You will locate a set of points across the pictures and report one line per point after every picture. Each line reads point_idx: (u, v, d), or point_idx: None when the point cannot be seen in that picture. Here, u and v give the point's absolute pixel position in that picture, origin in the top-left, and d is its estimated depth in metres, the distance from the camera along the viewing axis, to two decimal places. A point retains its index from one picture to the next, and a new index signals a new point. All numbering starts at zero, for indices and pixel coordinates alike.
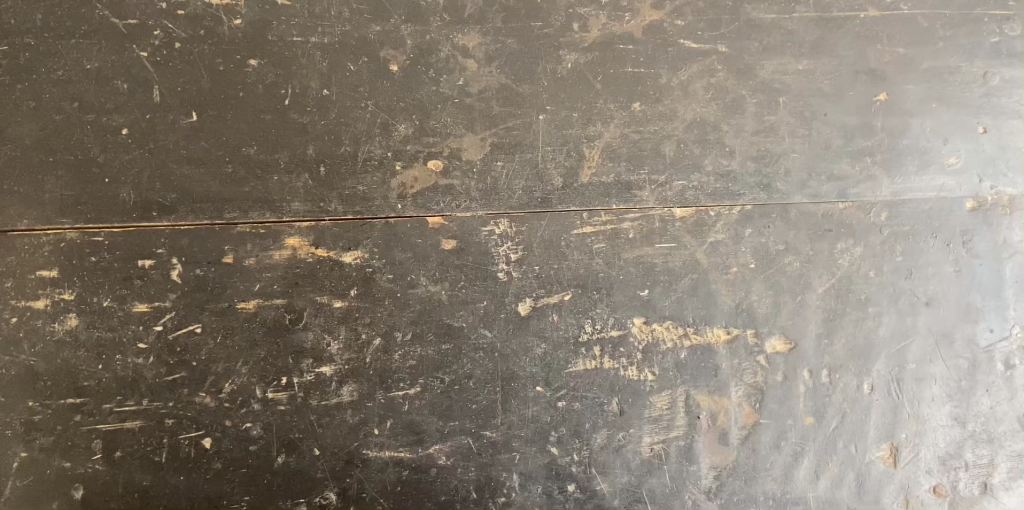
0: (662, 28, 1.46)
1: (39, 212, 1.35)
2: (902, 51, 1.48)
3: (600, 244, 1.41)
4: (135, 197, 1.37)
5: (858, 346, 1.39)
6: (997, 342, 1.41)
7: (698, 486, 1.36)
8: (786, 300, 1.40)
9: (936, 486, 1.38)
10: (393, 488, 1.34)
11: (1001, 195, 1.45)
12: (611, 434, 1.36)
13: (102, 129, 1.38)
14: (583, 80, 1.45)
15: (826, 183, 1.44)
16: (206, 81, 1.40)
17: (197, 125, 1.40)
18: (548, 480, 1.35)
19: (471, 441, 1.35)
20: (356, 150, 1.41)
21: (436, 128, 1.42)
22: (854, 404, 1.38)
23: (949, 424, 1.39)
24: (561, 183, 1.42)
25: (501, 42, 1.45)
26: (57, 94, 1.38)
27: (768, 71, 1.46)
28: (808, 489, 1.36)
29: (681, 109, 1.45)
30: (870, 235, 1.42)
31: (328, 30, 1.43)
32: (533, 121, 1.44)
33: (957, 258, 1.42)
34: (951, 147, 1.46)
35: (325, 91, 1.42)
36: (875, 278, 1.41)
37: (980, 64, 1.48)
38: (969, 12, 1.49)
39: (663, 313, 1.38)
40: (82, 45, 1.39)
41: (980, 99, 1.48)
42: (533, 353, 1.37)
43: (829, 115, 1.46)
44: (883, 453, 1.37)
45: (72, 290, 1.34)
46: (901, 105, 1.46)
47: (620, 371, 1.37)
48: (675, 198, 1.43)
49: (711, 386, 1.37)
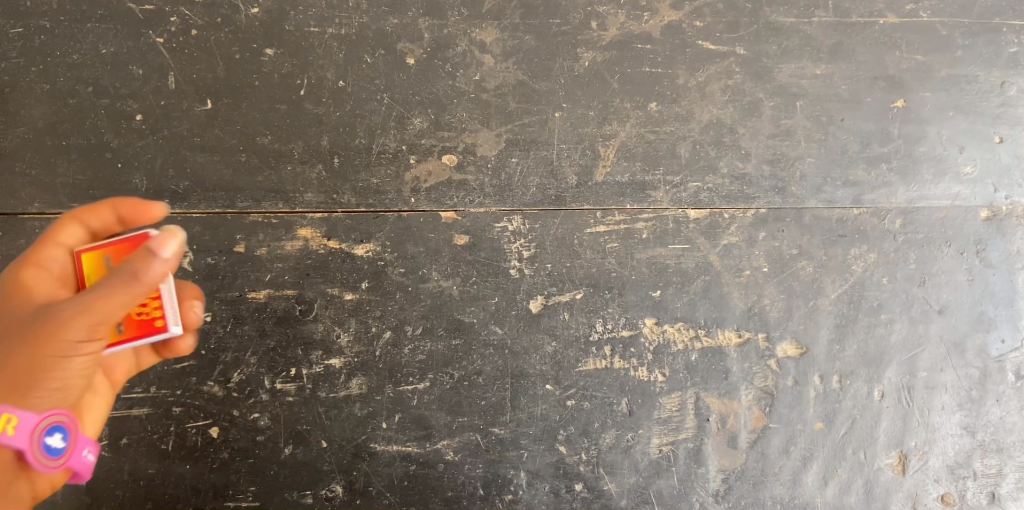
0: (680, 28, 1.46)
1: (51, 197, 1.35)
2: (921, 58, 1.48)
3: (613, 244, 1.40)
4: (148, 183, 1.36)
5: (868, 352, 1.39)
6: (1007, 353, 1.41)
7: (705, 489, 1.34)
8: (798, 305, 1.39)
9: (944, 495, 1.36)
10: (400, 482, 1.33)
11: (1016, 205, 1.45)
12: (620, 434, 1.35)
13: (116, 114, 1.38)
14: (600, 78, 1.45)
15: (840, 189, 1.44)
16: (222, 69, 1.40)
17: (212, 113, 1.39)
18: (555, 478, 1.33)
19: (480, 437, 1.34)
20: (370, 142, 1.41)
21: (451, 122, 1.42)
22: (864, 411, 1.37)
23: (958, 433, 1.38)
24: (575, 182, 1.42)
25: (519, 38, 1.45)
26: (71, 77, 1.38)
27: (785, 74, 1.47)
28: (816, 494, 1.35)
29: (698, 110, 1.45)
30: (884, 242, 1.42)
31: (345, 21, 1.43)
32: (549, 118, 1.43)
33: (970, 267, 1.42)
34: (967, 156, 1.46)
35: (341, 82, 1.41)
36: (888, 285, 1.41)
37: (998, 73, 1.48)
38: (988, 21, 1.49)
39: (675, 315, 1.38)
40: (97, 29, 1.40)
41: (998, 108, 1.47)
42: (544, 350, 1.36)
43: (846, 120, 1.46)
44: (892, 460, 1.36)
45: None
46: (919, 112, 1.46)
47: (630, 371, 1.36)
48: (689, 199, 1.42)
49: (722, 389, 1.37)
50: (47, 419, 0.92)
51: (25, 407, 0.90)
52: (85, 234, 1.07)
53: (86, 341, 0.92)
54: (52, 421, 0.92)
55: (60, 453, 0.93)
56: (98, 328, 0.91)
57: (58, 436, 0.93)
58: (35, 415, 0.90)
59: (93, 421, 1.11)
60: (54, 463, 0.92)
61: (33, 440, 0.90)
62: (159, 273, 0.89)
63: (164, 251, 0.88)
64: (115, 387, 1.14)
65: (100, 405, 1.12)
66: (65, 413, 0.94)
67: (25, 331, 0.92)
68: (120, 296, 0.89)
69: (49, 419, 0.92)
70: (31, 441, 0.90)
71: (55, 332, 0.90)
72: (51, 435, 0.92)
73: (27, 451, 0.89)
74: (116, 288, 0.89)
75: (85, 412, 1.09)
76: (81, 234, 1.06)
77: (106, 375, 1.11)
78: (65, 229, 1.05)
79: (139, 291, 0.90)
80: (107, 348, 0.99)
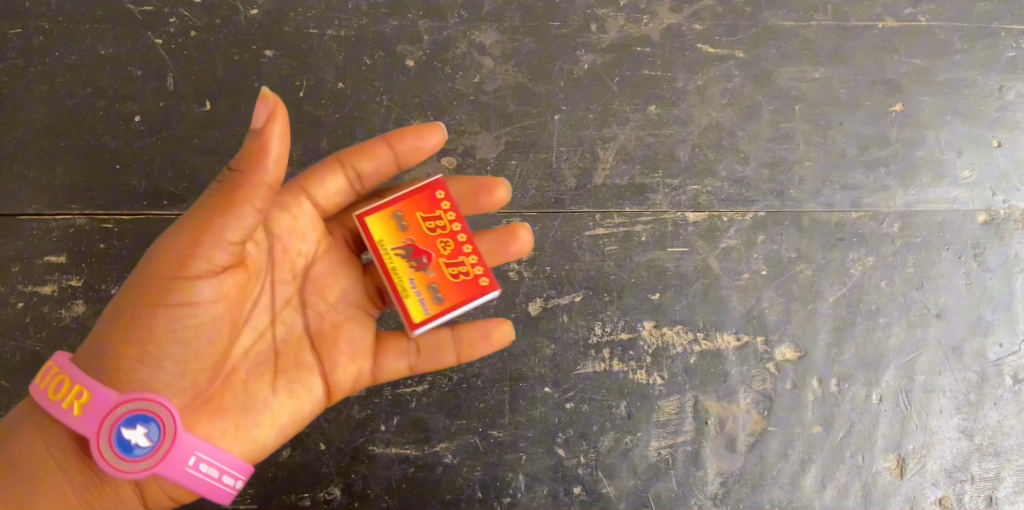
0: (680, 32, 1.48)
1: (49, 198, 1.35)
2: (919, 62, 1.49)
3: (612, 247, 1.40)
4: (147, 185, 1.36)
5: (867, 356, 1.38)
6: (1005, 357, 1.40)
7: (704, 492, 1.33)
8: (797, 307, 1.39)
9: (942, 499, 1.35)
10: (398, 484, 1.31)
11: (1013, 209, 1.45)
12: (619, 437, 1.33)
13: (115, 115, 1.38)
14: (599, 81, 1.46)
15: (839, 192, 1.44)
16: (221, 70, 1.41)
17: (211, 114, 1.39)
18: (553, 481, 1.32)
19: (478, 439, 1.33)
20: (369, 144, 1.40)
21: (451, 124, 1.42)
22: (863, 414, 1.36)
23: (957, 437, 1.37)
24: (575, 184, 1.42)
25: (519, 41, 1.46)
26: (70, 78, 1.39)
27: (784, 78, 1.48)
28: (815, 497, 1.33)
29: (697, 113, 1.45)
30: (883, 245, 1.42)
31: (345, 23, 1.44)
32: (549, 121, 1.44)
33: (968, 271, 1.42)
34: (965, 160, 1.46)
35: (341, 84, 1.42)
36: (886, 288, 1.41)
37: (996, 78, 1.49)
38: (986, 26, 1.51)
39: (675, 317, 1.38)
40: (96, 31, 1.41)
41: (996, 112, 1.48)
42: (543, 353, 1.36)
43: (844, 124, 1.47)
44: (891, 463, 1.35)
45: (80, 276, 1.32)
46: (917, 116, 1.47)
47: (630, 374, 1.36)
48: (688, 202, 1.43)
49: (721, 392, 1.35)
50: (127, 406, 0.90)
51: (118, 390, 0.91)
52: (342, 182, 1.10)
53: (195, 262, 0.88)
54: (134, 410, 0.90)
55: (142, 452, 0.90)
56: (172, 277, 0.88)
57: (138, 428, 0.90)
58: (114, 395, 0.90)
59: (265, 430, 1.00)
60: (133, 463, 0.90)
61: (101, 427, 0.89)
62: (269, 173, 0.89)
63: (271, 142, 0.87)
64: (329, 391, 1.06)
65: (290, 412, 1.02)
66: (160, 406, 0.91)
67: None
68: (233, 200, 0.88)
69: (131, 405, 0.90)
70: (100, 427, 0.89)
71: (170, 265, 0.89)
72: (131, 427, 0.90)
73: (93, 438, 0.89)
74: (233, 191, 0.88)
75: (242, 418, 0.98)
76: (340, 180, 1.10)
77: (315, 353, 1.04)
78: (325, 176, 1.08)
79: (239, 199, 0.88)
80: (429, 319, 1.04)
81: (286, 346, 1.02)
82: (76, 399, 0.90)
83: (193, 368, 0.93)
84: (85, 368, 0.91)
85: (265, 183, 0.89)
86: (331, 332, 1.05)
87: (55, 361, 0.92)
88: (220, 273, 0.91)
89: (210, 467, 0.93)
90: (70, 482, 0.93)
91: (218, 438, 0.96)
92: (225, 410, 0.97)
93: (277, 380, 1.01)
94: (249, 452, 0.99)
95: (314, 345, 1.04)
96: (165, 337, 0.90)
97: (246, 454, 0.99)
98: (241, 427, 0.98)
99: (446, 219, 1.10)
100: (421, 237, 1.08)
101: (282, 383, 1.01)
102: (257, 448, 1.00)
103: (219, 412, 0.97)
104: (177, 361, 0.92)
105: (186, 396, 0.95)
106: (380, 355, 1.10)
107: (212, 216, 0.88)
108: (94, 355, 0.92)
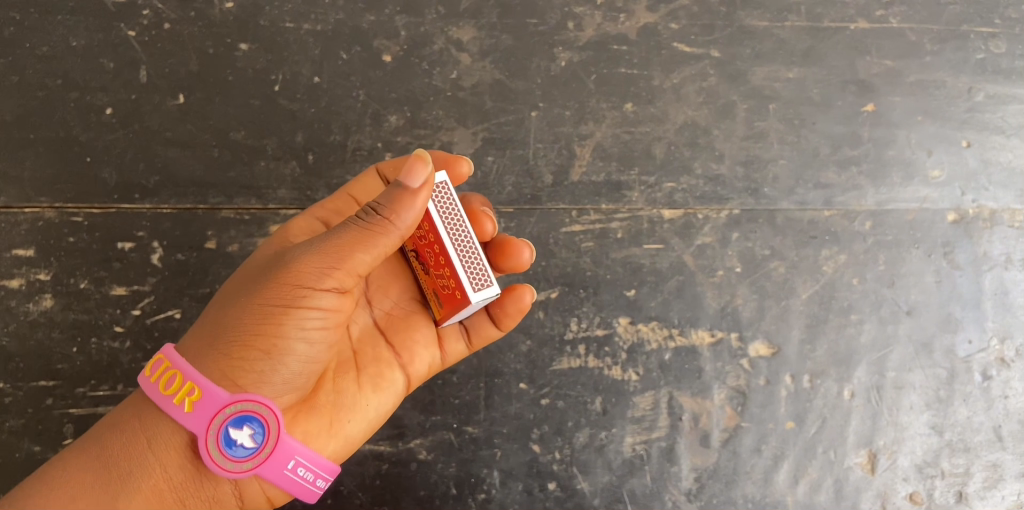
0: (656, 31, 1.50)
1: (17, 191, 1.32)
2: (890, 63, 1.52)
3: (588, 243, 1.40)
4: (118, 178, 1.34)
5: (839, 352, 1.40)
6: (975, 353, 1.42)
7: (678, 487, 1.33)
8: (770, 304, 1.40)
9: (912, 494, 1.36)
10: (371, 481, 1.30)
11: (983, 208, 1.47)
12: (594, 433, 1.33)
13: (86, 107, 1.37)
14: (576, 78, 1.46)
15: (812, 190, 1.46)
16: (195, 63, 1.40)
17: (184, 107, 1.38)
18: (528, 477, 1.31)
19: (453, 436, 1.32)
20: (345, 139, 1.39)
21: (428, 120, 1.41)
22: (834, 410, 1.37)
23: (927, 433, 1.38)
24: (551, 181, 1.42)
25: (496, 38, 1.46)
26: (41, 70, 1.37)
27: (759, 77, 1.49)
28: (787, 493, 1.34)
29: (673, 111, 1.47)
30: (855, 243, 1.44)
31: (321, 18, 1.44)
32: (526, 118, 1.44)
33: (938, 269, 1.44)
34: (935, 160, 1.49)
35: (316, 78, 1.41)
36: (858, 286, 1.42)
37: (966, 79, 1.52)
38: (956, 28, 1.54)
39: (649, 314, 1.38)
40: (68, 22, 1.40)
41: (966, 113, 1.51)
42: (518, 349, 1.35)
43: (818, 123, 1.49)
44: (862, 459, 1.36)
45: (49, 270, 1.30)
46: (888, 116, 1.50)
47: (604, 370, 1.35)
48: (663, 199, 1.43)
49: (694, 389, 1.36)
50: (236, 407, 0.88)
51: (226, 388, 0.90)
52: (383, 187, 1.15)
53: (322, 278, 0.89)
54: (242, 411, 0.89)
55: (246, 453, 0.89)
56: (296, 294, 0.89)
57: (246, 429, 0.89)
58: (226, 395, 0.89)
59: (356, 424, 1.02)
60: (236, 464, 0.89)
61: (209, 429, 0.88)
62: (405, 224, 0.89)
63: (402, 214, 0.88)
64: (405, 383, 1.09)
65: (375, 407, 1.04)
66: (266, 408, 0.90)
67: (234, 285, 0.98)
68: (367, 233, 0.89)
69: (239, 406, 0.89)
70: (209, 427, 0.88)
71: (296, 274, 0.89)
72: (238, 428, 0.89)
73: (200, 438, 0.88)
74: (366, 232, 0.89)
75: (336, 415, 1.00)
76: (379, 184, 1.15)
77: (392, 346, 1.07)
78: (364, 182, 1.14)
79: (380, 244, 0.89)
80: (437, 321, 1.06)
81: (362, 343, 1.06)
82: (187, 396, 0.89)
83: (311, 369, 0.95)
84: (195, 365, 0.91)
85: (402, 239, 0.90)
86: (410, 320, 1.09)
87: (164, 352, 0.92)
88: (345, 292, 0.93)
89: (308, 470, 0.92)
90: (168, 479, 0.91)
91: (320, 435, 0.98)
92: (319, 406, 0.99)
93: (361, 375, 1.04)
94: (341, 448, 1.01)
95: (388, 338, 1.07)
96: (293, 336, 0.91)
97: (340, 449, 1.01)
98: (341, 424, 1.00)
99: (424, 233, 0.95)
100: (420, 249, 0.98)
101: (366, 377, 1.04)
102: (349, 444, 1.02)
103: (314, 409, 0.98)
104: (300, 363, 0.92)
105: (292, 397, 0.95)
106: (443, 343, 1.12)
107: (348, 249, 0.89)
108: (206, 355, 0.91)
